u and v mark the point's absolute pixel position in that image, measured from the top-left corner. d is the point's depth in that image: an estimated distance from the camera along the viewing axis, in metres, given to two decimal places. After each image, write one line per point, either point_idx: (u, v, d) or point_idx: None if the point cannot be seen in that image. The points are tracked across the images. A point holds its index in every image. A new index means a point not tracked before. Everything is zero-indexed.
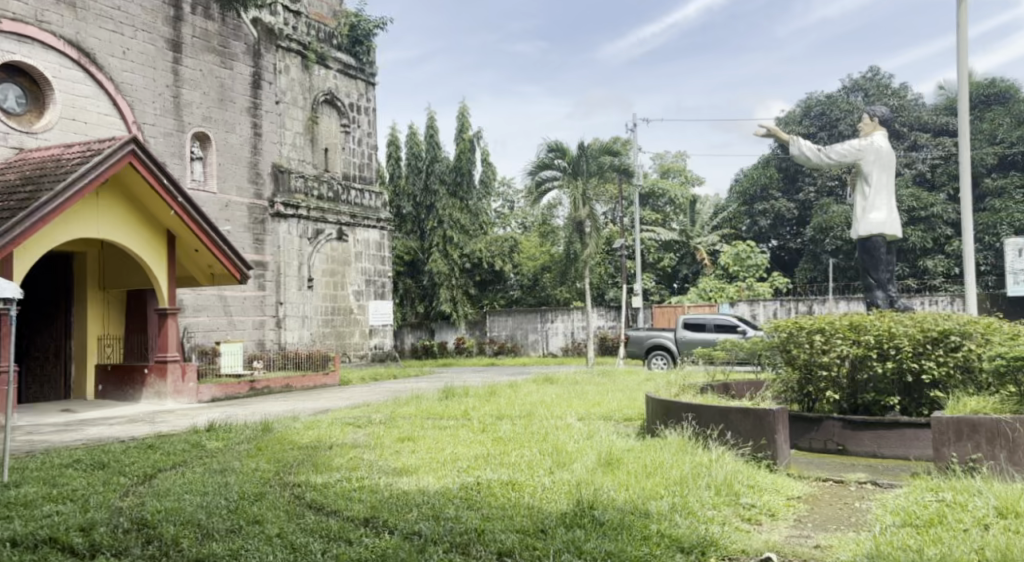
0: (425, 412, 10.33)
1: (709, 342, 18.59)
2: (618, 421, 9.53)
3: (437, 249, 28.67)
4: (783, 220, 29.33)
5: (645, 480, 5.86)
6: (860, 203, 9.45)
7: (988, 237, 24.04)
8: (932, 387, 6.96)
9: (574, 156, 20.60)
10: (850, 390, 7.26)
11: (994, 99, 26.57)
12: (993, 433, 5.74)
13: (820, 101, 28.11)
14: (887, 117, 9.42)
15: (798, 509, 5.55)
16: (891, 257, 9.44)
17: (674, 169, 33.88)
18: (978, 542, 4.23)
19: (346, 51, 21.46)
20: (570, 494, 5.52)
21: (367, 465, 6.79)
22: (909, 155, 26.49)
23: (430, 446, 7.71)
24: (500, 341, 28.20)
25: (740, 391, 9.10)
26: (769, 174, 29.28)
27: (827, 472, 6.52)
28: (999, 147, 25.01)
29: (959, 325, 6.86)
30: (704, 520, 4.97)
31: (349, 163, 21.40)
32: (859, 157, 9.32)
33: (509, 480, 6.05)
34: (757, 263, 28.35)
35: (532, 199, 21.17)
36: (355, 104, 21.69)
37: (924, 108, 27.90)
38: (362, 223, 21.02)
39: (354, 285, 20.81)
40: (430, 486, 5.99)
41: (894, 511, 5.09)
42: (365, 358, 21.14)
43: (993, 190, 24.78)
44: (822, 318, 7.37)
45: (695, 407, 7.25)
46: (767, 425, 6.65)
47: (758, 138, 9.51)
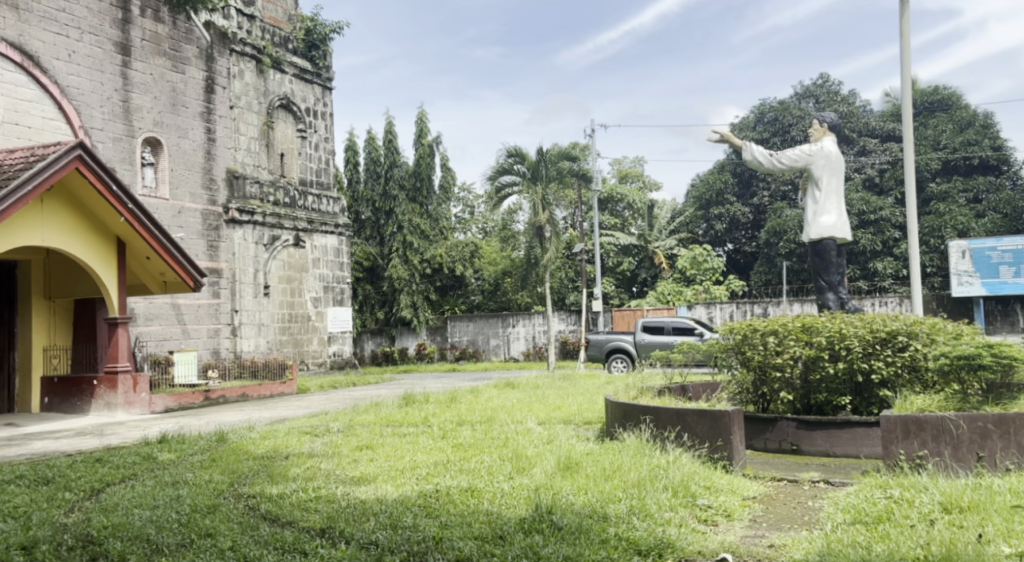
0: (384, 420, 10.26)
1: (668, 344, 18.87)
2: (578, 424, 9.58)
3: (397, 254, 28.58)
4: (738, 225, 29.88)
5: (604, 483, 5.91)
6: (811, 207, 9.64)
7: (933, 239, 24.72)
8: (882, 386, 7.13)
9: (534, 162, 20.68)
10: (803, 390, 7.40)
11: (937, 106, 27.38)
12: (937, 431, 5.90)
13: (773, 107, 28.68)
14: (836, 123, 9.63)
15: (753, 509, 5.63)
16: (842, 260, 9.65)
17: (632, 174, 34.19)
18: (924, 538, 4.33)
19: (301, 55, 21.25)
20: (530, 498, 5.53)
21: (324, 474, 6.71)
22: (859, 160, 27.15)
23: (388, 453, 7.64)
24: (461, 347, 28.02)
25: (697, 393, 9.21)
26: (724, 179, 29.80)
27: (781, 472, 6.64)
28: (942, 152, 25.76)
29: (905, 325, 7.06)
30: (661, 523, 5.02)
31: (306, 168, 21.14)
32: (808, 162, 9.52)
33: (468, 487, 6.04)
34: (714, 267, 28.83)
35: (492, 204, 21.16)
36: (311, 109, 21.45)
37: (872, 115, 28.62)
38: (319, 229, 20.82)
39: (312, 293, 20.58)
40: (389, 494, 5.95)
41: (845, 508, 5.21)
42: (324, 365, 20.88)
43: (938, 195, 25.55)
44: (776, 320, 7.51)
45: (652, 410, 7.31)
46: (723, 426, 6.75)
47: (711, 143, 9.62)
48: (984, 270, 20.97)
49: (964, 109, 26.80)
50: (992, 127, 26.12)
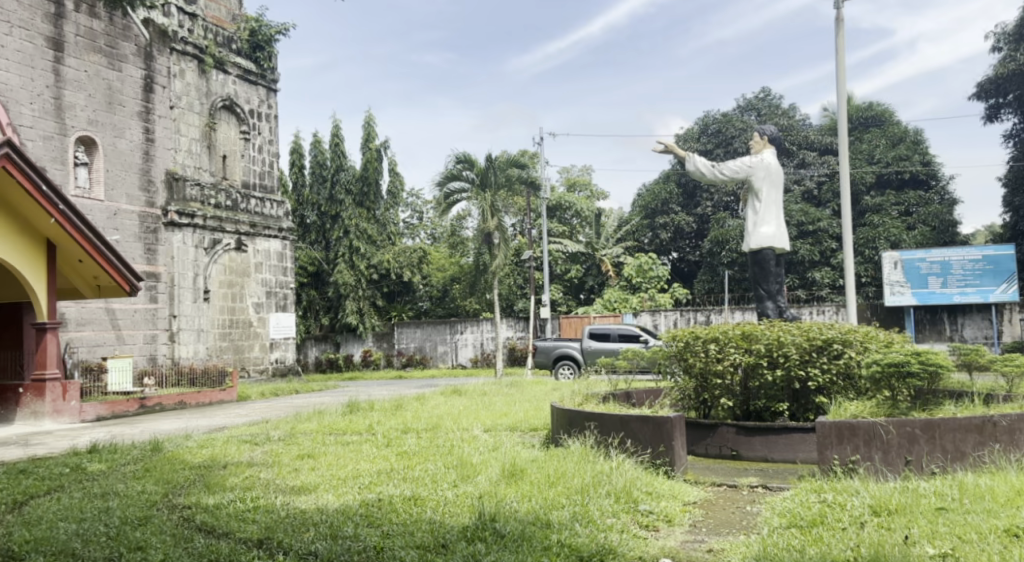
0: (327, 428, 10.09)
1: (613, 351, 19.05)
2: (524, 431, 9.60)
3: (343, 259, 28.24)
4: (682, 234, 30.38)
5: (548, 490, 5.94)
6: (751, 217, 9.85)
7: (868, 250, 25.54)
8: (817, 393, 7.32)
9: (483, 168, 20.68)
10: (743, 397, 7.54)
11: (871, 121, 28.33)
12: (869, 436, 6.06)
13: (716, 119, 29.29)
14: (776, 136, 9.88)
15: (692, 514, 5.71)
16: (780, 270, 9.88)
17: (580, 182, 34.45)
18: (855, 540, 4.45)
19: (246, 56, 20.83)
20: (474, 506, 5.51)
21: (263, 484, 6.57)
22: (798, 173, 27.89)
23: (331, 462, 7.53)
24: (408, 353, 27.80)
25: (641, 399, 9.31)
26: (669, 190, 30.33)
27: (720, 477, 6.75)
28: (876, 166, 26.68)
29: (840, 334, 7.26)
30: (603, 529, 5.06)
31: (249, 170, 20.69)
32: (749, 173, 9.74)
33: (411, 496, 5.98)
34: (659, 275, 29.25)
35: (441, 210, 21.09)
36: (255, 111, 21.04)
37: (811, 128, 29.42)
38: (262, 234, 20.43)
39: (254, 298, 20.16)
40: (330, 504, 5.85)
41: (780, 513, 5.32)
42: (265, 372, 20.44)
43: (872, 207, 26.40)
44: (717, 327, 7.64)
45: (596, 416, 7.37)
46: (665, 432, 6.84)
47: (656, 153, 9.73)
48: (914, 281, 21.62)
49: (897, 125, 27.78)
50: (922, 143, 27.14)
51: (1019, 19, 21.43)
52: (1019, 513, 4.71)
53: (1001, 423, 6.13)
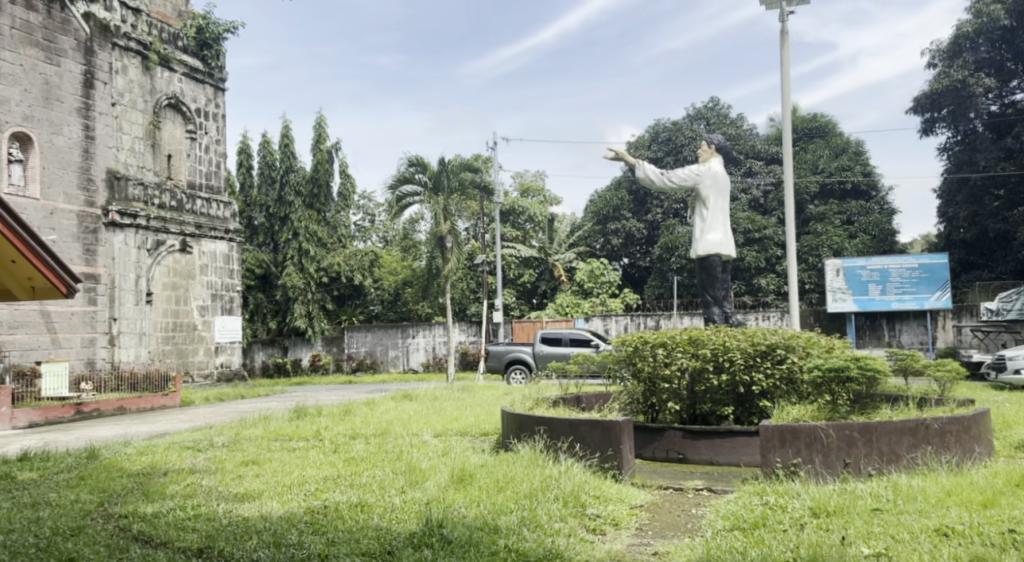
0: (273, 434, 9.93)
1: (565, 355, 19.14)
2: (474, 436, 9.58)
3: (292, 262, 27.79)
4: (633, 240, 30.68)
5: (496, 495, 5.93)
6: (699, 224, 10.00)
7: (812, 257, 26.19)
8: (761, 397, 7.45)
9: (435, 172, 20.58)
10: (689, 401, 7.65)
11: (815, 132, 29.02)
12: (810, 439, 6.20)
13: (667, 127, 29.72)
14: (723, 145, 10.06)
15: (639, 518, 5.76)
16: (727, 276, 10.04)
17: (533, 188, 34.49)
18: (794, 542, 4.55)
19: (192, 53, 20.36)
20: (421, 512, 5.47)
21: (205, 492, 6.42)
22: (744, 182, 28.42)
23: (276, 468, 7.40)
24: (359, 358, 27.49)
25: (590, 403, 9.37)
26: (621, 196, 30.64)
27: (667, 481, 6.83)
28: (820, 176, 27.38)
29: (783, 339, 7.41)
30: (550, 533, 5.07)
31: (195, 170, 20.23)
32: (697, 181, 9.90)
33: (358, 502, 5.91)
34: (610, 281, 29.46)
35: (393, 213, 20.93)
36: (202, 110, 20.58)
37: (758, 138, 30.02)
38: (208, 235, 19.99)
39: (198, 301, 19.72)
40: (274, 511, 5.75)
41: (724, 515, 5.39)
42: (210, 377, 19.99)
43: (816, 216, 27.08)
44: (665, 332, 7.74)
45: (546, 421, 7.39)
46: (614, 436, 6.90)
47: (607, 160, 9.81)
48: (855, 287, 22.18)
49: (840, 136, 28.55)
50: (863, 154, 27.92)
51: (953, 36, 22.25)
52: (949, 513, 4.87)
53: (934, 426, 6.33)
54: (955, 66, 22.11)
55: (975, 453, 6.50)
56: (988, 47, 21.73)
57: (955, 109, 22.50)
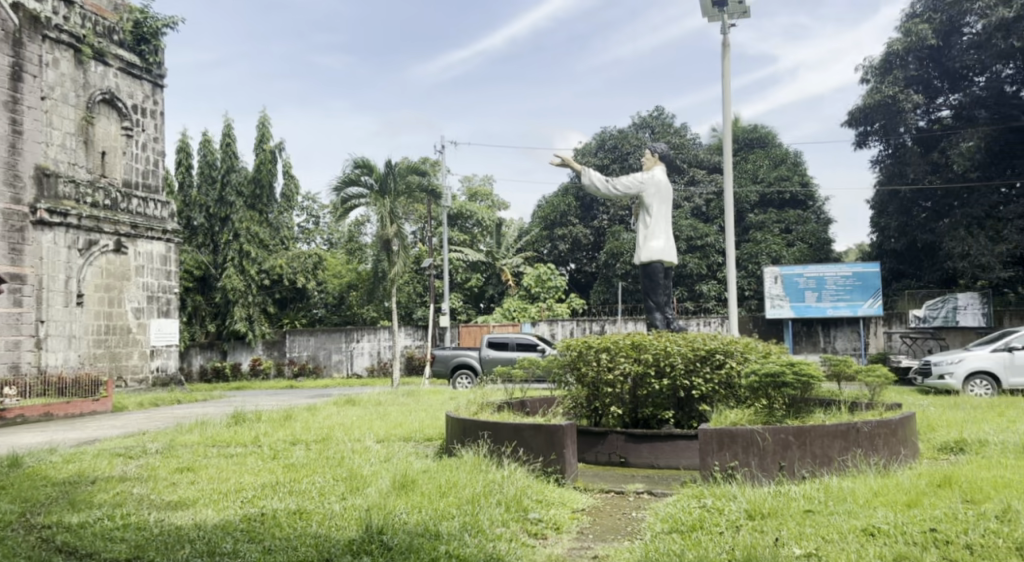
0: (209, 440, 9.69)
1: (511, 360, 19.16)
2: (418, 441, 9.52)
3: (232, 263, 27.20)
4: (579, 246, 30.93)
5: (439, 500, 5.89)
6: (642, 231, 10.13)
7: (751, 265, 26.80)
8: (701, 402, 7.59)
9: (382, 174, 20.39)
10: (632, 405, 7.74)
11: (756, 142, 29.71)
12: (747, 443, 6.34)
13: (613, 135, 30.06)
14: (666, 154, 10.22)
15: (580, 521, 5.80)
16: (669, 282, 10.18)
17: (481, 192, 34.44)
18: (729, 543, 4.64)
19: (129, 48, 19.75)
20: (361, 519, 5.39)
21: (136, 500, 6.21)
22: (687, 190, 28.91)
23: (213, 475, 7.23)
24: (301, 362, 27.04)
25: (534, 408, 9.40)
26: (568, 202, 30.84)
27: (609, 484, 6.89)
28: (760, 186, 28.03)
29: (722, 344, 7.56)
30: (491, 538, 5.06)
31: (131, 169, 19.66)
32: (641, 189, 10.04)
33: (296, 509, 5.81)
34: (557, 286, 29.62)
35: (338, 215, 20.66)
36: (139, 106, 20.01)
37: (701, 147, 30.59)
38: (144, 235, 19.42)
39: (133, 303, 19.14)
40: (209, 519, 5.61)
41: (663, 518, 5.46)
42: (145, 382, 19.40)
43: (756, 224, 27.75)
44: (608, 337, 7.81)
45: (489, 425, 7.36)
46: (557, 440, 6.93)
47: (553, 166, 9.85)
48: (793, 294, 22.78)
49: (779, 147, 29.28)
50: (801, 165, 28.70)
51: (884, 53, 23.03)
52: (876, 513, 5.03)
53: (864, 429, 6.53)
54: (886, 82, 22.82)
55: (901, 456, 6.72)
56: (917, 64, 22.63)
57: (886, 123, 23.20)
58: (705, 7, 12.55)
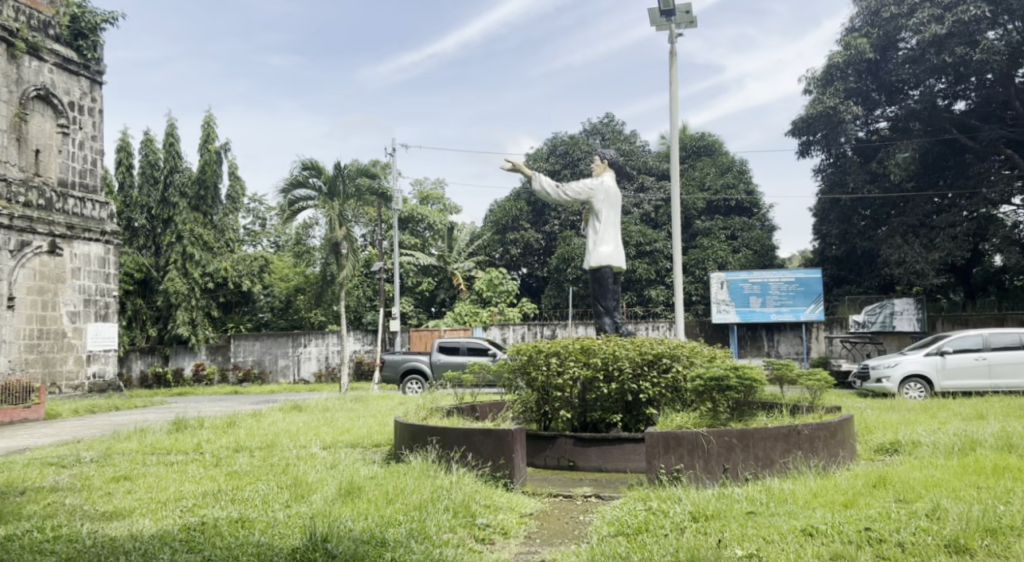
0: (148, 447, 9.42)
1: (461, 364, 19.10)
2: (365, 447, 9.40)
3: (175, 266, 26.57)
4: (531, 250, 31.03)
5: (385, 507, 5.82)
6: (592, 236, 10.19)
7: (698, 270, 27.21)
8: (648, 405, 7.67)
9: (330, 176, 20.12)
10: (581, 408, 7.77)
11: (703, 150, 30.22)
12: (692, 445, 6.42)
13: (564, 141, 30.24)
14: (615, 160, 10.31)
15: (528, 526, 5.79)
16: (618, 287, 10.27)
17: (433, 196, 34.29)
18: (673, 546, 4.69)
19: (65, 44, 19.12)
20: (305, 527, 5.29)
21: (68, 511, 6.00)
22: (637, 197, 29.24)
23: (150, 484, 7.02)
24: (246, 367, 26.51)
25: (484, 412, 9.38)
26: (519, 207, 30.92)
27: (557, 488, 6.90)
28: (707, 193, 28.52)
29: (669, 348, 7.64)
30: (438, 544, 5.03)
31: (67, 167, 19.03)
32: (590, 195, 10.11)
33: (238, 518, 5.68)
34: (508, 290, 29.65)
35: (285, 217, 20.34)
36: (76, 104, 19.42)
37: (650, 154, 30.99)
38: (81, 236, 18.83)
39: (68, 306, 18.55)
40: (146, 529, 5.45)
41: (609, 521, 5.50)
42: (80, 389, 18.77)
43: (703, 231, 28.20)
44: (558, 341, 7.84)
45: (439, 431, 7.31)
46: (506, 444, 6.93)
47: (504, 171, 9.84)
48: (738, 300, 23.20)
49: (725, 155, 29.83)
50: (746, 173, 29.29)
51: (826, 65, 23.59)
52: (815, 513, 5.15)
53: (805, 431, 6.68)
54: (828, 93, 23.36)
55: (839, 458, 6.89)
56: (855, 77, 23.26)
57: (828, 133, 23.78)
58: (653, 16, 12.72)
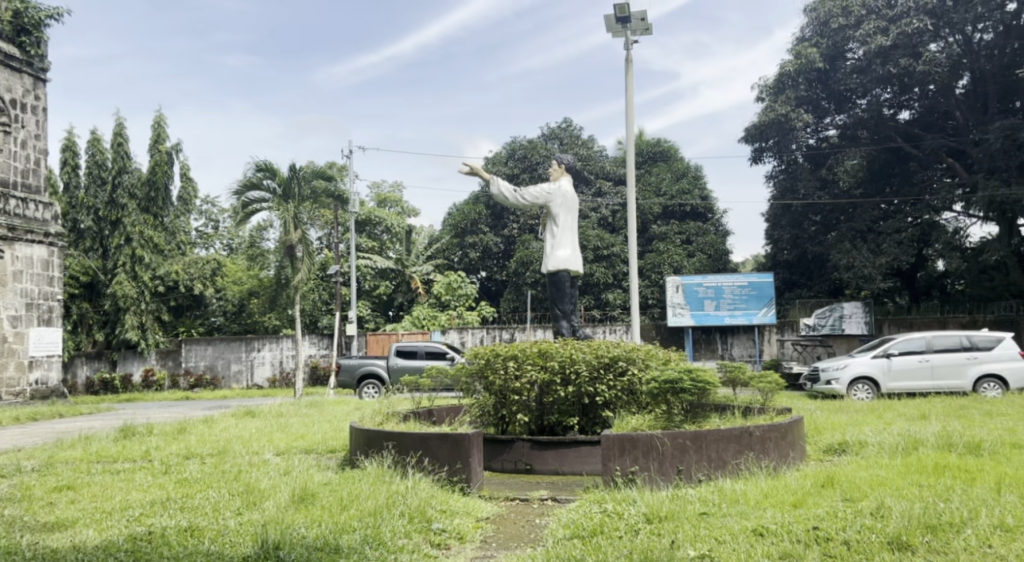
0: (93, 455, 9.16)
1: (419, 368, 19.02)
2: (320, 453, 9.27)
3: (123, 269, 25.91)
4: (489, 254, 31.01)
5: (339, 513, 5.75)
6: (549, 240, 10.23)
7: (654, 274, 27.50)
8: (604, 408, 7.71)
9: (285, 178, 19.87)
10: (538, 412, 7.79)
11: (659, 155, 30.60)
12: (647, 448, 6.47)
13: (522, 145, 30.33)
14: (572, 165, 10.38)
15: (484, 530, 5.78)
16: (575, 291, 10.32)
17: (391, 199, 34.06)
18: (627, 547, 4.73)
19: (7, 39, 18.52)
20: (256, 534, 5.20)
21: (8, 522, 5.81)
22: (594, 201, 29.43)
23: (95, 493, 6.83)
24: (197, 373, 26.00)
25: (441, 417, 9.34)
26: (478, 210, 30.87)
27: (514, 492, 6.89)
28: (663, 198, 28.87)
29: (625, 351, 7.70)
30: (393, 550, 4.98)
31: (9, 167, 18.46)
32: (548, 200, 10.16)
33: (188, 526, 5.56)
34: (467, 293, 29.58)
35: (238, 219, 20.01)
36: (19, 101, 18.83)
37: (607, 159, 31.24)
38: (23, 238, 18.31)
39: (9, 310, 17.99)
40: (90, 540, 5.30)
41: (565, 524, 5.51)
42: (21, 395, 18.20)
43: (659, 235, 28.54)
44: (516, 345, 7.85)
45: (395, 436, 7.26)
46: (463, 449, 6.90)
47: (462, 174, 9.80)
48: (693, 303, 23.49)
49: (681, 160, 30.25)
50: (701, 178, 29.72)
51: (778, 73, 24.10)
52: (765, 513, 5.23)
53: (756, 432, 6.79)
54: (779, 101, 23.81)
55: (790, 458, 7.02)
56: (806, 86, 23.77)
57: (779, 140, 24.22)
58: (609, 23, 12.85)
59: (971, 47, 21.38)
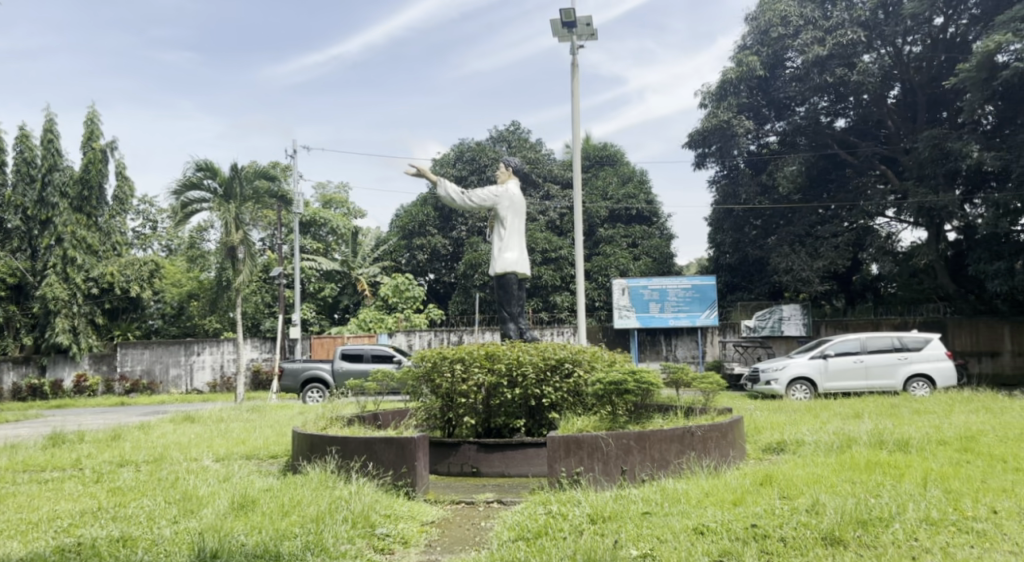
0: (19, 465, 8.78)
1: (366, 371, 18.80)
2: (260, 459, 9.07)
3: (54, 270, 24.93)
4: (437, 256, 30.83)
5: (280, 520, 5.64)
6: (496, 243, 10.21)
7: (600, 277, 27.74)
8: (551, 410, 7.72)
9: (226, 178, 19.44)
10: (485, 414, 7.75)
11: (605, 160, 30.90)
12: (591, 449, 6.51)
13: (471, 147, 30.29)
14: (519, 168, 10.39)
15: (429, 534, 5.73)
16: (522, 293, 10.31)
17: (336, 200, 33.61)
18: (569, 548, 4.73)
19: None
20: (193, 542, 5.06)
21: None
22: (543, 204, 29.52)
23: (21, 504, 6.54)
24: (133, 378, 25.30)
25: (386, 421, 9.22)
26: (426, 212, 30.67)
27: (460, 495, 6.85)
28: (610, 202, 29.16)
29: (571, 353, 7.73)
30: (336, 557, 4.90)
31: None
32: (495, 202, 10.14)
33: (121, 536, 5.38)
34: (414, 296, 29.35)
35: (177, 219, 19.49)
36: None
37: (555, 162, 31.40)
38: None
39: None
40: (14, 553, 5.08)
41: (510, 526, 5.49)
42: None
43: (605, 238, 28.80)
44: (462, 348, 7.83)
45: (339, 440, 7.15)
46: (408, 453, 6.84)
47: (410, 176, 9.72)
48: (638, 306, 23.73)
49: (627, 165, 30.61)
50: (647, 183, 30.10)
51: (719, 80, 24.54)
52: (706, 512, 5.29)
53: (698, 432, 6.90)
54: (722, 108, 24.24)
55: (730, 457, 7.14)
56: (747, 93, 24.24)
57: (722, 146, 24.66)
58: (556, 27, 12.91)
59: (901, 59, 22.14)
